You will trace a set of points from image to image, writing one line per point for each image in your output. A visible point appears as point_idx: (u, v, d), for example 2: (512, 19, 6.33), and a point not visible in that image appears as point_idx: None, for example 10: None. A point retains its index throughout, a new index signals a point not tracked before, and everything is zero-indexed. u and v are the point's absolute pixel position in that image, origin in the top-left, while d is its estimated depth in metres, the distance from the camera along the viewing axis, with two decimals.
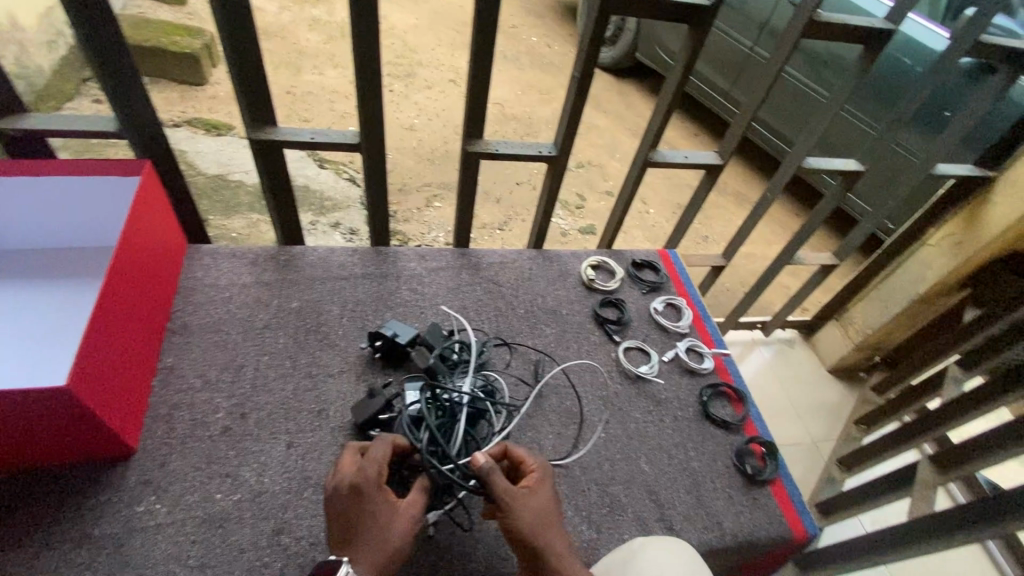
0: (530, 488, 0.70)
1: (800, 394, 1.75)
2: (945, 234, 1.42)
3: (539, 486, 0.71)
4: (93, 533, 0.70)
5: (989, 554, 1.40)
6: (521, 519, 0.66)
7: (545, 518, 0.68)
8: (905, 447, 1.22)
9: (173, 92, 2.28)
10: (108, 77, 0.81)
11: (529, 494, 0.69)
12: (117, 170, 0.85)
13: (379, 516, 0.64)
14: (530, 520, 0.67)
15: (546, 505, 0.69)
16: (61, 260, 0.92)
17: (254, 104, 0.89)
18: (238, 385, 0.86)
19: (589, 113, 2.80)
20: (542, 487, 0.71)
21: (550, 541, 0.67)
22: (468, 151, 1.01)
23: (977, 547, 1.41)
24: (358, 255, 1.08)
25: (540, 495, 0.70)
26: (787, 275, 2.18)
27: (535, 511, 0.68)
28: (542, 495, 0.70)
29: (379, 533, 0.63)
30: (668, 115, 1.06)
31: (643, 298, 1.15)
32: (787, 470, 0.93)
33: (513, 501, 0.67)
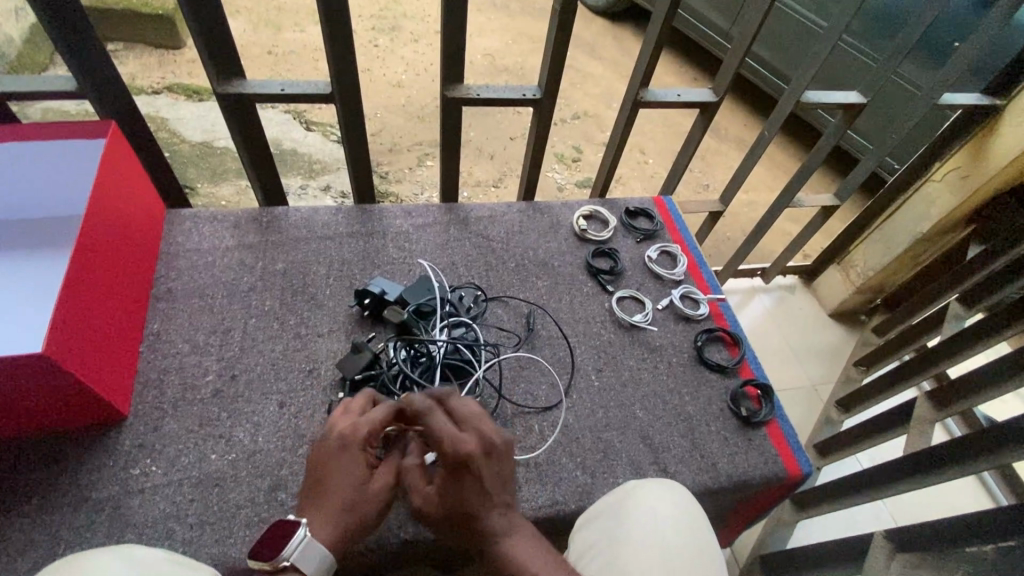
0: (443, 479, 0.66)
1: (800, 339, 1.74)
2: (950, 168, 1.37)
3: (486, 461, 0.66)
4: (92, 496, 0.70)
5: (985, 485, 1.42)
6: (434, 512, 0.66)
7: (462, 510, 0.65)
8: (903, 386, 1.22)
9: (150, 58, 2.19)
10: (59, 32, 0.76)
11: (442, 486, 0.66)
12: (82, 133, 0.81)
13: (346, 479, 0.64)
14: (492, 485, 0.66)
15: (459, 497, 0.65)
16: (41, 229, 0.91)
17: (218, 56, 0.84)
18: (227, 348, 0.86)
19: (583, 61, 2.69)
20: (454, 481, 0.65)
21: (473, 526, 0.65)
22: (448, 98, 0.96)
23: (974, 479, 1.43)
24: (343, 214, 1.05)
25: (453, 486, 0.65)
26: (789, 220, 2.14)
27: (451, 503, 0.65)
28: (458, 487, 0.65)
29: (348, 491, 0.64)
30: (658, 50, 1.00)
31: (637, 246, 1.12)
32: (783, 412, 0.93)
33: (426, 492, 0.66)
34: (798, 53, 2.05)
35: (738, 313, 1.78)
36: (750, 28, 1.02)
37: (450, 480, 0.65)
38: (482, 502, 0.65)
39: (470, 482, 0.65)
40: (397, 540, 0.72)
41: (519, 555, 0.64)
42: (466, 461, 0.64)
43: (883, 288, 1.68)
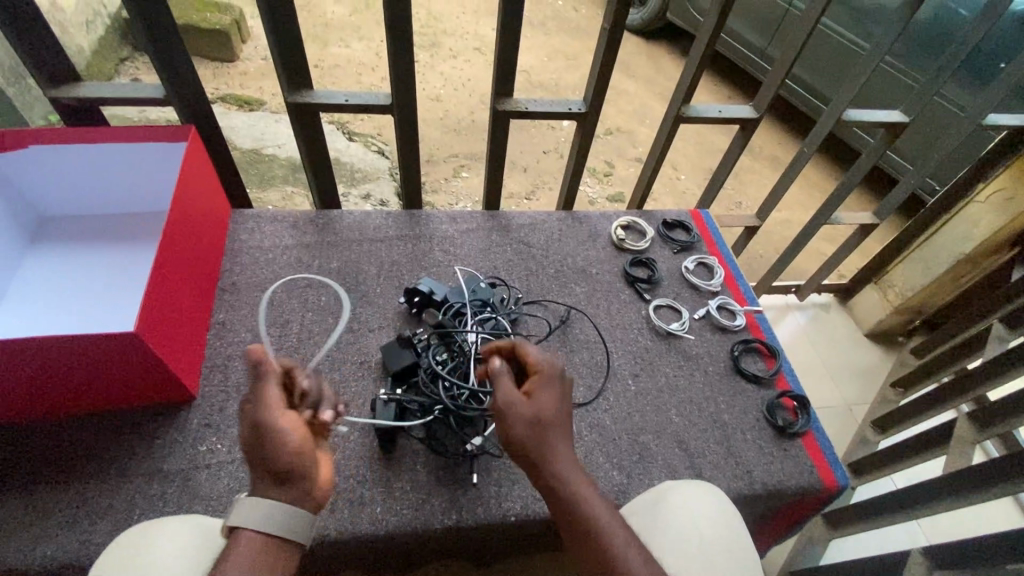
0: (534, 393, 0.67)
1: (835, 358, 1.73)
2: (995, 189, 1.36)
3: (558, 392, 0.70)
4: (164, 468, 0.76)
5: None
6: (518, 424, 0.65)
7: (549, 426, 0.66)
8: (944, 407, 1.20)
9: (206, 70, 2.33)
10: (154, 42, 0.84)
11: (534, 399, 0.67)
12: (166, 136, 0.90)
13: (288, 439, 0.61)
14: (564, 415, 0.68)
15: (550, 409, 0.66)
16: (124, 224, 1.00)
17: (291, 69, 0.91)
18: (286, 338, 0.91)
19: (617, 78, 2.74)
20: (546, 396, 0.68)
21: (552, 447, 0.65)
22: (498, 110, 1.02)
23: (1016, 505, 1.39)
24: (393, 218, 1.11)
25: (545, 400, 0.67)
26: (824, 239, 2.12)
27: (540, 415, 0.66)
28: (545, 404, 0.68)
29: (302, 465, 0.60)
30: (701, 68, 1.04)
31: (673, 257, 1.14)
32: (820, 424, 0.94)
33: (512, 407, 0.65)
34: (837, 72, 2.05)
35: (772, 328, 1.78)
36: (793, 47, 1.04)
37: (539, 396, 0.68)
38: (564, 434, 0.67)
39: (556, 397, 0.68)
40: (441, 525, 0.76)
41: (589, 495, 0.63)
42: (561, 378, 0.70)
43: (922, 309, 1.65)
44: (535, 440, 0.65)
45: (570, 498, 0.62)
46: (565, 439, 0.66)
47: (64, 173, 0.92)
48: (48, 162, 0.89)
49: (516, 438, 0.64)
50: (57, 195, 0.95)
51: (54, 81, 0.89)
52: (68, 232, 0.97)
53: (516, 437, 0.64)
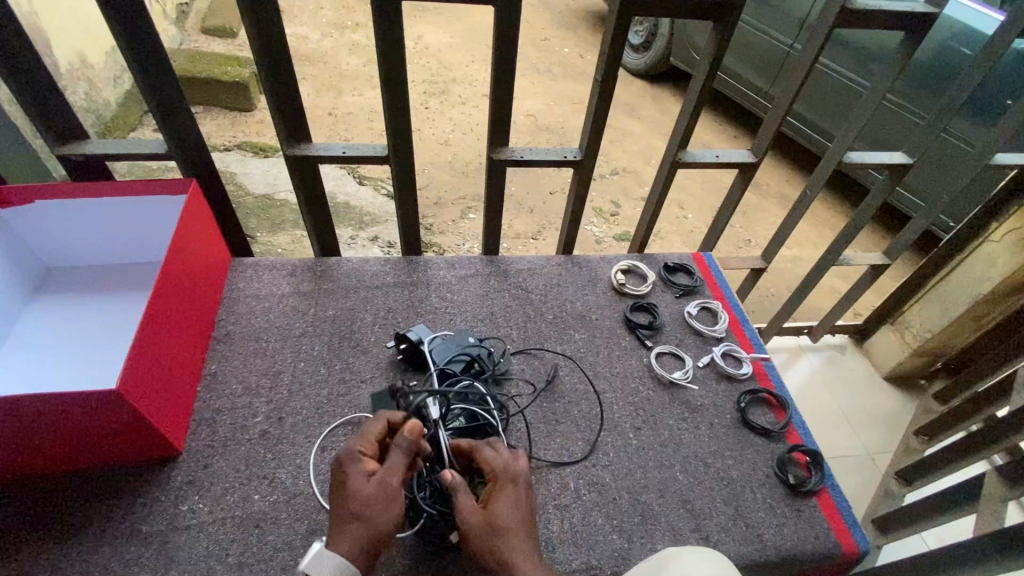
0: (492, 499, 0.69)
1: (853, 404, 1.65)
2: (1009, 228, 1.32)
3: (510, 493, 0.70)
4: (142, 529, 0.74)
5: None
6: (472, 532, 0.67)
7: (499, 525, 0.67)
8: (973, 459, 1.12)
9: (225, 119, 2.43)
10: (156, 99, 0.87)
11: (491, 506, 0.69)
12: (167, 189, 0.92)
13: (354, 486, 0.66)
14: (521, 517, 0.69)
15: (504, 515, 0.68)
16: (126, 275, 1.01)
17: (289, 122, 0.93)
18: (276, 390, 0.90)
19: (622, 120, 2.78)
20: (503, 495, 0.70)
21: (509, 551, 0.65)
22: (494, 159, 1.02)
23: None
24: (390, 265, 1.11)
25: (501, 506, 0.69)
26: (837, 277, 2.07)
27: (495, 521, 0.67)
28: (501, 504, 0.69)
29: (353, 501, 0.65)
30: (696, 114, 1.03)
31: (676, 302, 1.12)
32: (835, 481, 0.88)
33: (466, 516, 0.68)
34: (840, 111, 2.06)
35: (785, 372, 1.71)
36: (788, 92, 1.04)
37: (494, 498, 0.70)
38: (520, 531, 0.68)
39: (512, 503, 0.69)
40: None
41: None
42: (515, 481, 0.71)
43: (943, 351, 1.58)
44: (491, 546, 0.66)
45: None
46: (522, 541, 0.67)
47: (69, 225, 0.94)
48: (52, 216, 0.91)
49: (473, 546, 0.66)
50: (61, 246, 0.97)
51: (61, 137, 0.93)
52: (70, 283, 0.98)
53: (474, 545, 0.66)
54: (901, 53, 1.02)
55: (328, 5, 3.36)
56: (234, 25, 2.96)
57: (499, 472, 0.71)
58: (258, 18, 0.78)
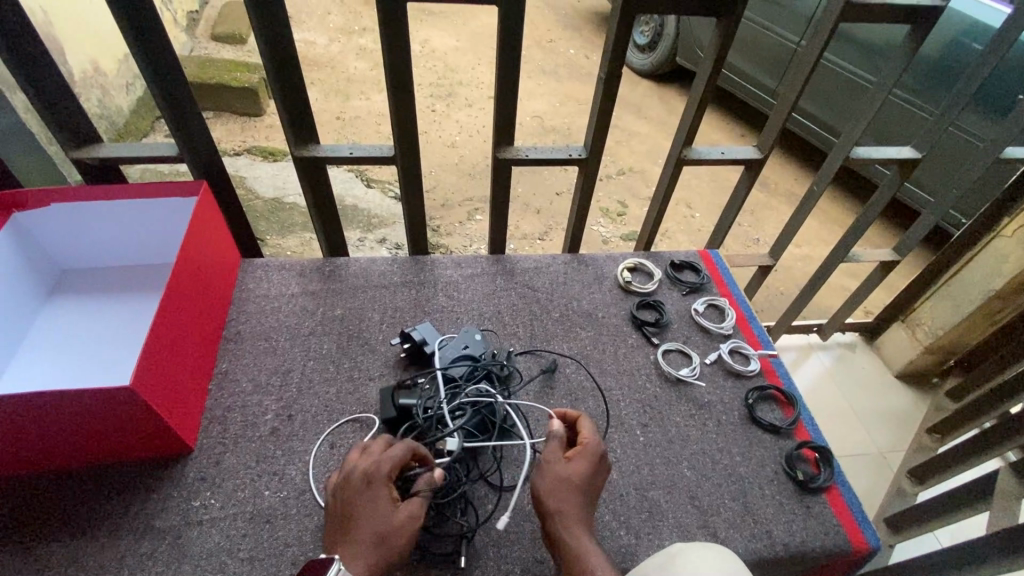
0: (573, 457, 0.73)
1: (864, 402, 1.64)
2: (1021, 223, 1.31)
3: (580, 459, 0.73)
4: (155, 524, 0.75)
5: None
6: (546, 479, 0.71)
7: (562, 490, 0.71)
8: (986, 456, 1.10)
9: (235, 124, 2.46)
10: (169, 104, 0.89)
11: (570, 463, 0.73)
12: (180, 191, 0.93)
13: (370, 507, 0.67)
14: (582, 484, 0.71)
15: (580, 478, 0.71)
16: (139, 276, 1.03)
17: (297, 125, 0.94)
18: (286, 388, 0.91)
19: (629, 120, 2.79)
20: (588, 460, 0.73)
21: (569, 509, 0.70)
22: (499, 158, 1.03)
23: None
24: (398, 265, 1.12)
25: (580, 468, 0.72)
26: (847, 274, 2.05)
27: (571, 479, 0.71)
28: (577, 468, 0.72)
29: (379, 526, 0.66)
30: (701, 111, 1.03)
31: (683, 299, 1.12)
32: (844, 478, 0.88)
33: (548, 465, 0.73)
34: (848, 108, 2.04)
35: (795, 371, 1.70)
36: (793, 87, 1.03)
37: (576, 459, 0.73)
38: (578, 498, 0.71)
39: (589, 469, 0.72)
40: None
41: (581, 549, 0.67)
42: (601, 456, 0.74)
43: (955, 348, 1.57)
44: (552, 498, 0.70)
45: (570, 560, 0.66)
46: (585, 506, 0.71)
47: (82, 227, 0.96)
48: (67, 218, 0.93)
49: (541, 488, 0.71)
50: (77, 248, 0.99)
51: (76, 142, 0.94)
52: (85, 284, 1.00)
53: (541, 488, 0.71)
54: (908, 47, 1.01)
55: (335, 11, 3.39)
56: (244, 31, 3.00)
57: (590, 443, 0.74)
58: (264, 22, 0.79)
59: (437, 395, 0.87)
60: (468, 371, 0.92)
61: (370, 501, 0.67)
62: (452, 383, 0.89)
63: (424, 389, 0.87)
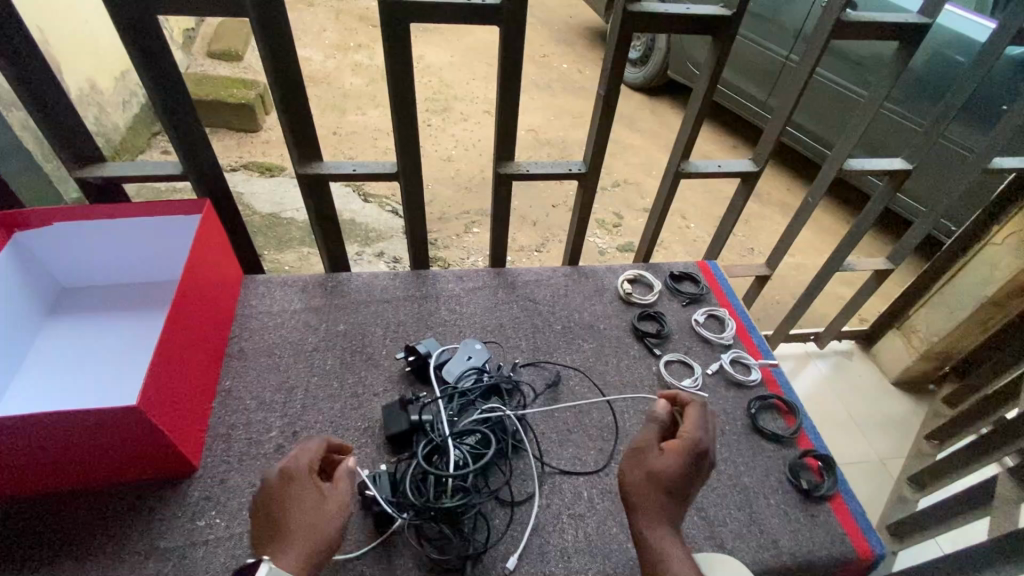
0: (666, 449, 0.70)
1: (863, 410, 1.65)
2: (1011, 231, 1.33)
3: (676, 451, 0.69)
4: (160, 545, 0.74)
5: None
6: (640, 467, 0.70)
7: (661, 482, 0.68)
8: (986, 461, 1.11)
9: (231, 140, 2.47)
10: (174, 124, 0.90)
11: (662, 456, 0.70)
12: (184, 210, 0.94)
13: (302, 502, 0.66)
14: (676, 478, 0.68)
15: (671, 471, 0.68)
16: (141, 293, 1.03)
17: (300, 143, 0.95)
18: (290, 405, 0.91)
19: (623, 133, 2.82)
20: (687, 457, 0.69)
21: (651, 505, 0.67)
22: (500, 173, 1.04)
23: None
24: (400, 280, 1.13)
25: (672, 462, 0.69)
26: (841, 283, 2.08)
27: (660, 472, 0.68)
28: (668, 462, 0.69)
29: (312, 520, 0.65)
30: (697, 126, 1.05)
31: (683, 310, 1.13)
32: (848, 486, 0.88)
33: (643, 455, 0.71)
34: (838, 120, 2.08)
35: (793, 379, 1.71)
36: (787, 102, 1.06)
37: (673, 451, 0.69)
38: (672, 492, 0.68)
39: (683, 463, 0.68)
40: None
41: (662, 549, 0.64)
42: (702, 452, 0.69)
43: (951, 355, 1.59)
44: (642, 493, 0.68)
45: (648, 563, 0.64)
46: (670, 506, 0.68)
47: (84, 246, 0.96)
48: (70, 237, 0.93)
49: (632, 479, 0.69)
50: (79, 266, 0.99)
51: (80, 161, 0.95)
52: (85, 303, 1.00)
53: (632, 480, 0.69)
54: (897, 61, 1.04)
55: (331, 27, 3.42)
56: (240, 49, 3.03)
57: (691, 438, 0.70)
58: (270, 43, 0.81)
59: (445, 410, 0.87)
60: (475, 385, 0.92)
61: (299, 496, 0.66)
62: (459, 398, 0.90)
63: (431, 405, 0.87)
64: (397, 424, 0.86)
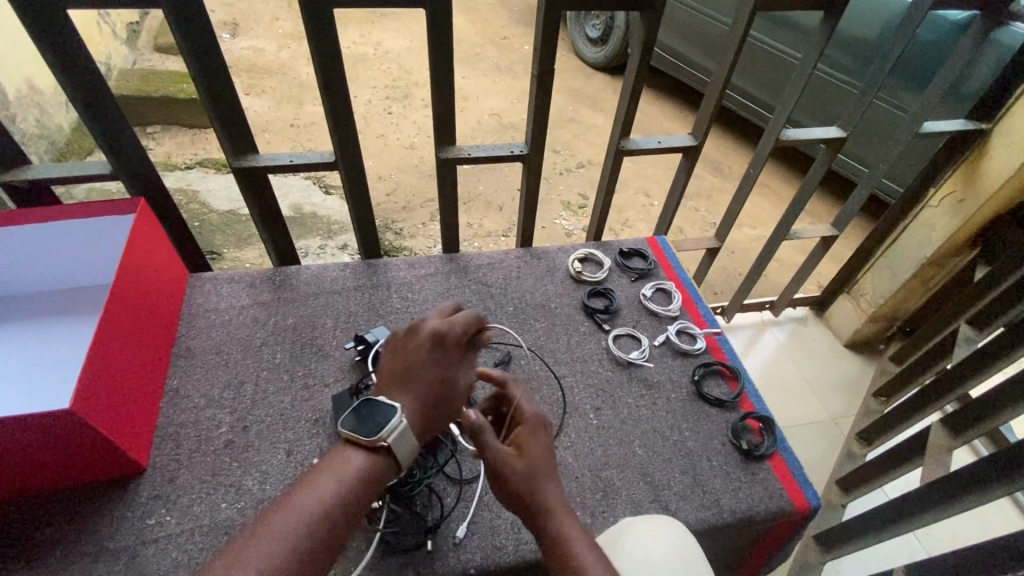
0: (524, 440, 0.72)
1: (816, 372, 1.71)
2: (945, 192, 1.39)
3: (531, 438, 0.73)
4: (109, 546, 0.74)
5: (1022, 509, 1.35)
6: (512, 467, 0.69)
7: (538, 472, 0.69)
8: (923, 413, 1.18)
9: (185, 137, 2.40)
10: (98, 122, 0.87)
11: (521, 449, 0.71)
12: (117, 210, 0.92)
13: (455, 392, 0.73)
14: (546, 462, 0.71)
15: (541, 457, 0.71)
16: (82, 297, 1.01)
17: (233, 135, 0.93)
18: (239, 400, 0.91)
19: (585, 113, 2.82)
20: (539, 440, 0.73)
21: (547, 496, 0.68)
22: (442, 158, 1.04)
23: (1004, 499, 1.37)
24: (350, 270, 1.12)
25: (534, 447, 0.72)
26: (797, 251, 2.14)
27: (534, 463, 0.70)
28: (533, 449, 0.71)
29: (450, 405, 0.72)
30: (634, 102, 1.06)
31: (632, 285, 1.15)
32: (787, 444, 0.92)
33: (505, 454, 0.69)
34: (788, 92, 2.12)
35: (751, 348, 1.77)
36: (721, 74, 1.07)
37: (528, 441, 0.72)
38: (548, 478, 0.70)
39: (543, 445, 0.73)
40: None
41: (572, 535, 0.65)
42: (545, 429, 0.75)
43: (896, 315, 1.65)
44: (531, 487, 0.68)
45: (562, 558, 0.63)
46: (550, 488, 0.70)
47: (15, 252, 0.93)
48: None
49: (514, 480, 0.68)
50: (12, 274, 0.96)
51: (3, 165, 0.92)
52: (24, 310, 0.98)
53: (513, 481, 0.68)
54: (824, 30, 1.06)
55: (284, 16, 3.33)
56: None
57: (535, 422, 0.75)
58: (189, 33, 0.79)
59: None
60: None
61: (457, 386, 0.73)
62: None
63: None
64: (347, 412, 0.87)
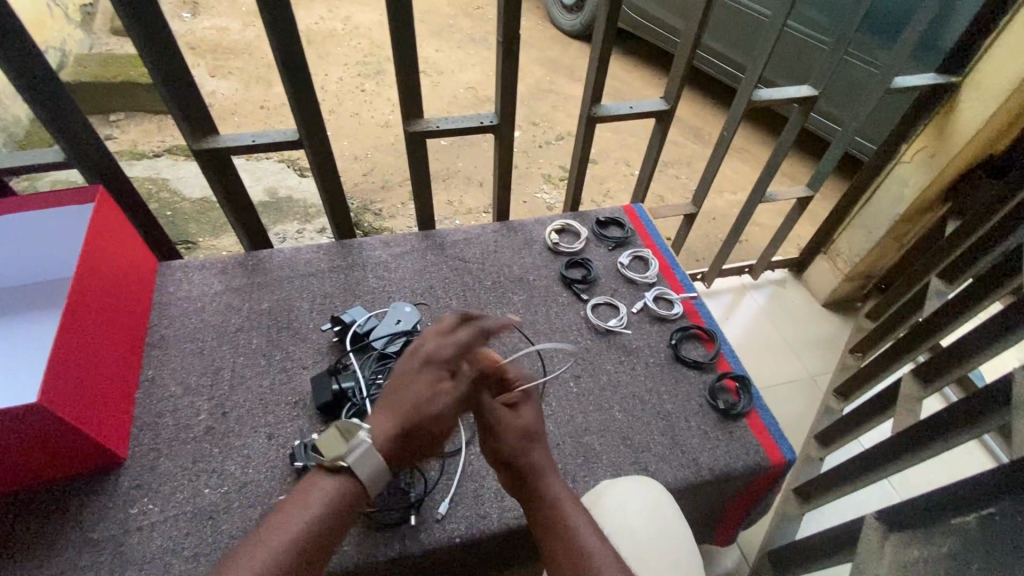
0: (517, 406, 0.72)
1: (795, 332, 1.74)
2: (918, 148, 1.40)
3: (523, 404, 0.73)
4: (93, 537, 0.74)
5: (991, 451, 1.41)
6: (506, 437, 0.70)
7: (530, 436, 0.71)
8: (897, 365, 1.21)
9: (150, 124, 2.32)
10: (45, 107, 0.83)
11: (515, 414, 0.72)
12: (74, 198, 0.89)
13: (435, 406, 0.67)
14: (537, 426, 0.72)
15: (533, 422, 0.72)
16: (46, 292, 0.98)
17: (191, 117, 0.90)
18: (217, 387, 0.90)
19: (562, 83, 2.77)
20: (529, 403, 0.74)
21: (539, 459, 0.70)
22: (410, 132, 1.02)
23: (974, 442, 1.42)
24: (324, 252, 1.11)
25: (527, 413, 0.72)
26: (776, 214, 2.15)
27: (529, 429, 0.71)
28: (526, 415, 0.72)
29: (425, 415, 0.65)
30: (603, 67, 1.04)
31: (609, 254, 1.15)
32: (762, 401, 0.94)
33: (501, 424, 0.70)
34: None
35: (732, 312, 1.79)
36: (690, 34, 1.06)
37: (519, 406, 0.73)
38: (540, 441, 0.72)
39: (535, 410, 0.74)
40: (385, 557, 0.75)
41: (560, 493, 0.67)
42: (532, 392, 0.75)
43: (872, 273, 1.68)
44: (524, 454, 0.69)
45: (555, 517, 0.65)
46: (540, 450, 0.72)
47: None
48: None
49: (508, 450, 0.70)
50: None
51: None
52: None
53: (508, 451, 0.70)
54: None
55: None
56: None
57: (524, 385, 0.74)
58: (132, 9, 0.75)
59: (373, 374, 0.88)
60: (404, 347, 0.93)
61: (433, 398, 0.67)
62: (388, 361, 0.91)
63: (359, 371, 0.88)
64: (326, 392, 0.86)
